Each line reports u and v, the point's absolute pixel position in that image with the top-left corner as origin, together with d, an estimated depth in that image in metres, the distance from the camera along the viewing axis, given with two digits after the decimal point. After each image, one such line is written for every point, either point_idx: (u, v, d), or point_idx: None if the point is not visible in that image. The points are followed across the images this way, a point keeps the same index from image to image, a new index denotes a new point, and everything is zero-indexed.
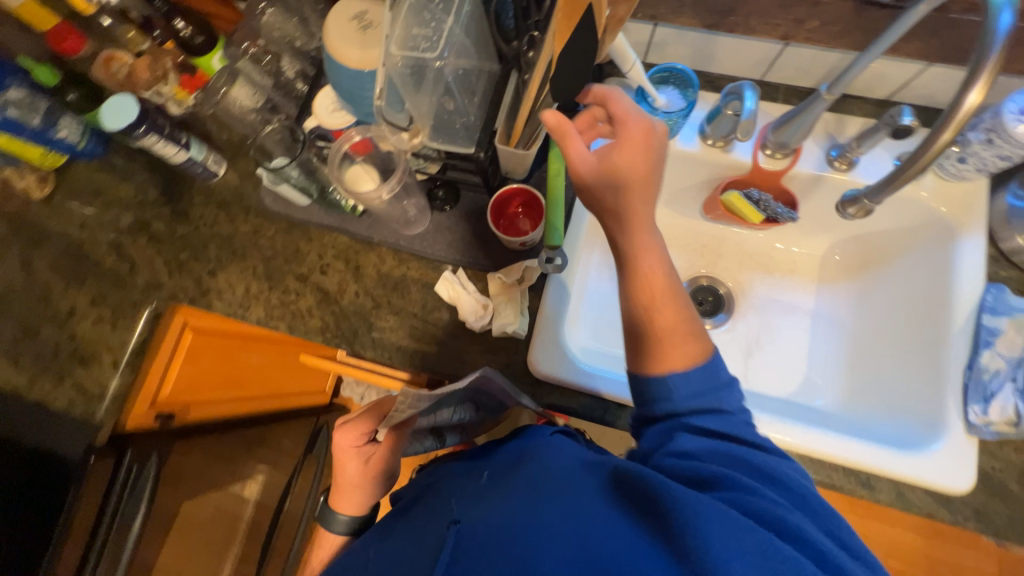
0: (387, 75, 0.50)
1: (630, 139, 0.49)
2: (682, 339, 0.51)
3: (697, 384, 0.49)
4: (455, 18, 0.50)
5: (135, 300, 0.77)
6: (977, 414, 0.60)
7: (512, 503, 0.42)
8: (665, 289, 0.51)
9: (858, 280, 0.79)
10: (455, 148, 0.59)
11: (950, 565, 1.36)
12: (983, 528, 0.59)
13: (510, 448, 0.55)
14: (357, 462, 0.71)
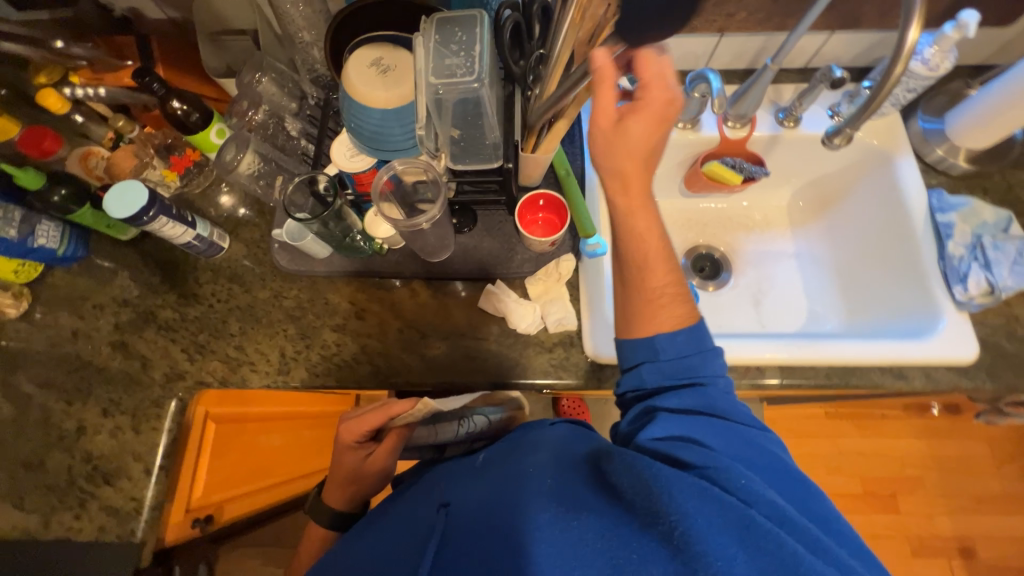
0: (425, 101, 0.57)
1: (653, 105, 0.52)
2: (670, 305, 0.56)
3: (686, 345, 0.54)
4: (482, 44, 0.56)
5: (156, 396, 0.71)
6: (961, 293, 0.71)
7: (490, 482, 0.52)
8: (659, 252, 0.56)
9: (823, 217, 0.92)
10: (482, 163, 0.65)
11: (955, 457, 1.51)
12: (998, 384, 0.69)
13: (506, 438, 0.63)
14: (352, 457, 0.71)
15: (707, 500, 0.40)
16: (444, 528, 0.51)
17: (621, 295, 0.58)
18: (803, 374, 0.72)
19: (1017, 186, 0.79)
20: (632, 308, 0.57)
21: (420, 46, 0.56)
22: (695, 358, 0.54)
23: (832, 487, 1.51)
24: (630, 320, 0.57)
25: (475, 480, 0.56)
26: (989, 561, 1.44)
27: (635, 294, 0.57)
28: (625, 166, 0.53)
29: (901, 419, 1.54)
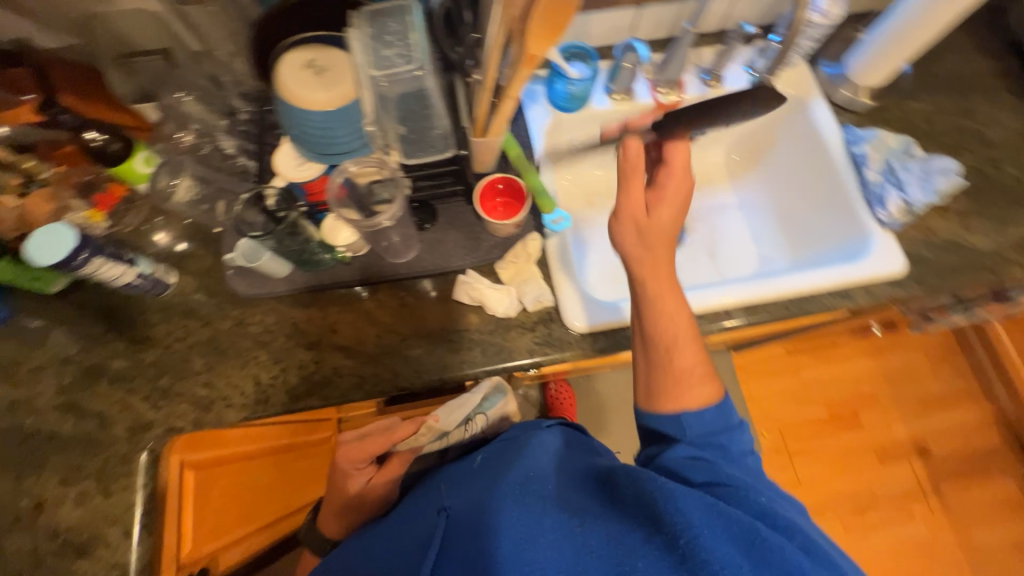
0: (371, 95, 0.58)
1: (673, 197, 0.61)
2: (700, 383, 0.58)
3: (716, 422, 0.56)
4: (418, 33, 0.58)
5: (122, 452, 0.66)
6: (883, 214, 0.79)
7: (491, 483, 0.56)
8: (689, 335, 0.58)
9: (756, 167, 0.99)
10: (433, 155, 0.65)
11: (899, 369, 1.68)
12: (927, 288, 0.77)
13: (502, 440, 0.68)
14: (351, 484, 0.66)
15: (713, 516, 0.44)
16: (446, 536, 0.53)
17: (646, 375, 0.59)
18: (765, 309, 0.77)
19: (912, 114, 0.88)
20: (658, 386, 0.58)
21: (358, 43, 0.56)
22: (724, 436, 0.57)
23: (802, 417, 1.63)
24: (661, 393, 0.58)
25: (474, 483, 0.59)
26: (943, 457, 1.60)
27: (664, 370, 0.58)
28: (655, 246, 0.59)
29: (849, 344, 1.69)
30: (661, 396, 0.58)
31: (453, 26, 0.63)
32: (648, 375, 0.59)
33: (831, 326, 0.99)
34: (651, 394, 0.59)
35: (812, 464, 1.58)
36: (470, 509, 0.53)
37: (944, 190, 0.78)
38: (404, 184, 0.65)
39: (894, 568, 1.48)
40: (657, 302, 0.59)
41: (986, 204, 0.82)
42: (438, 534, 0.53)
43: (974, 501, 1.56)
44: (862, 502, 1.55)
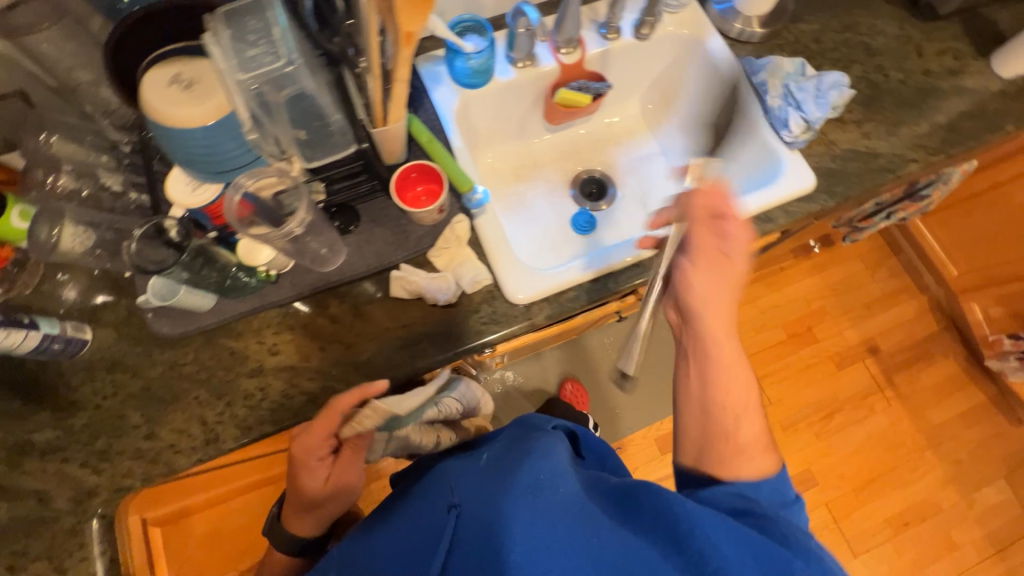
0: (246, 103, 0.54)
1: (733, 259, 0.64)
2: (759, 454, 0.61)
3: (773, 494, 0.59)
4: (280, 26, 0.54)
5: (71, 525, 0.62)
6: (788, 135, 0.82)
7: (503, 482, 0.57)
8: (743, 405, 0.63)
9: (671, 113, 1.02)
10: None
11: (842, 280, 1.80)
12: (837, 197, 0.81)
13: (507, 440, 0.70)
14: (310, 476, 0.65)
15: (741, 544, 0.48)
16: (459, 533, 0.54)
17: (705, 437, 0.63)
18: None
19: (801, 36, 0.92)
20: (720, 451, 0.61)
21: (217, 47, 0.52)
22: (773, 496, 0.59)
23: (763, 342, 1.72)
24: (722, 459, 0.61)
25: (485, 479, 0.60)
26: (891, 351, 1.73)
27: (728, 440, 0.61)
28: (718, 305, 0.63)
29: (795, 266, 1.79)
30: (721, 460, 0.61)
31: (326, 18, 0.61)
32: (707, 437, 0.63)
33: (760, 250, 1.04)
34: (713, 457, 0.62)
35: (779, 383, 1.68)
36: (481, 512, 0.54)
37: (839, 103, 0.81)
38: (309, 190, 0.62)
39: (865, 461, 1.61)
40: (717, 368, 0.63)
41: (878, 110, 0.87)
42: (450, 531, 0.55)
43: (923, 384, 1.70)
44: (828, 408, 1.66)
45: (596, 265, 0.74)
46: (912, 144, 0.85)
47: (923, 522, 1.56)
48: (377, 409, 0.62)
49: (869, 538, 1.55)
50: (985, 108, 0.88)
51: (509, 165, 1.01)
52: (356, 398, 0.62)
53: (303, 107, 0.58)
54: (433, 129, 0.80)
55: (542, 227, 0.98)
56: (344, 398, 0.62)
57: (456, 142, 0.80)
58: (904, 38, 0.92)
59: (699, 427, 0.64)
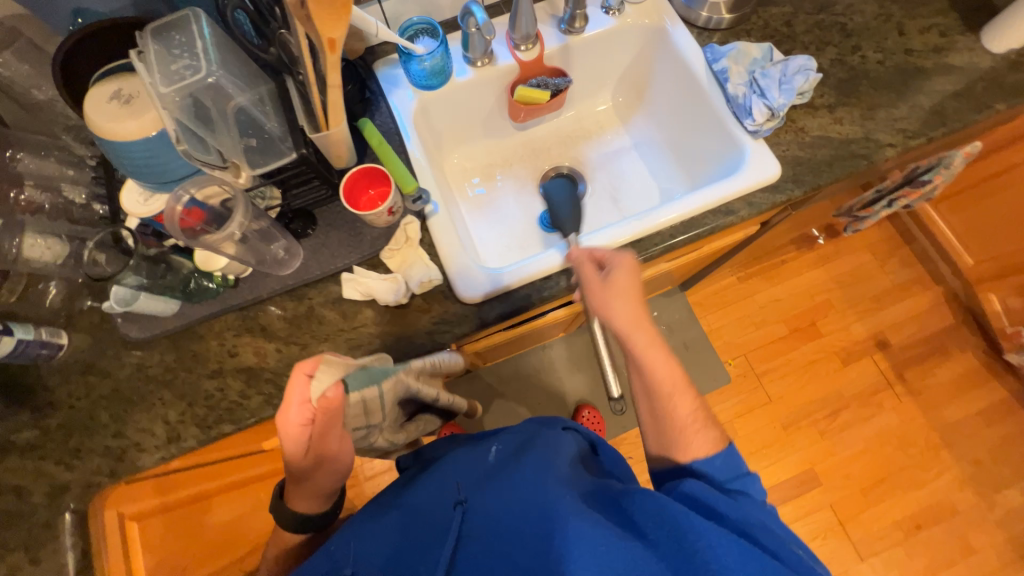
0: (174, 116, 0.56)
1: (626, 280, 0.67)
2: (704, 430, 0.68)
3: (726, 470, 0.66)
4: (204, 40, 0.57)
5: (44, 519, 0.66)
6: (751, 124, 0.79)
7: (518, 490, 0.61)
8: (681, 391, 0.68)
9: (639, 106, 1.01)
10: (278, 160, 0.64)
11: (849, 270, 1.73)
12: (803, 187, 0.78)
13: (514, 435, 0.73)
14: (298, 455, 0.62)
15: (746, 557, 0.51)
16: (466, 528, 0.60)
17: (655, 427, 0.71)
18: (652, 244, 0.77)
19: (771, 20, 0.88)
20: (667, 435, 0.69)
21: (143, 68, 0.55)
22: (733, 483, 0.65)
23: (762, 337, 1.66)
24: (671, 447, 0.69)
25: (496, 483, 0.64)
26: (901, 345, 1.65)
27: (671, 424, 0.68)
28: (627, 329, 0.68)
29: (797, 258, 1.73)
30: (669, 449, 0.69)
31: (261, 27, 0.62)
32: (657, 428, 0.70)
33: (731, 241, 1.02)
34: (664, 441, 0.70)
35: (780, 380, 1.62)
36: (494, 517, 0.60)
37: (803, 89, 0.78)
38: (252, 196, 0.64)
39: (872, 460, 1.54)
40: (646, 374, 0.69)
41: (853, 93, 0.82)
42: (456, 526, 0.60)
43: (936, 380, 1.61)
44: (833, 405, 1.59)
45: (544, 265, 0.75)
46: (888, 127, 0.80)
47: (936, 525, 1.48)
48: (330, 367, 0.60)
49: (876, 541, 1.47)
50: (973, 86, 0.83)
51: (477, 164, 1.01)
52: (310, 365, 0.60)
53: (235, 117, 0.60)
54: (387, 132, 0.81)
55: (507, 224, 0.97)
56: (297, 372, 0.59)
57: (411, 143, 0.81)
58: (883, 16, 0.88)
59: (649, 421, 0.72)
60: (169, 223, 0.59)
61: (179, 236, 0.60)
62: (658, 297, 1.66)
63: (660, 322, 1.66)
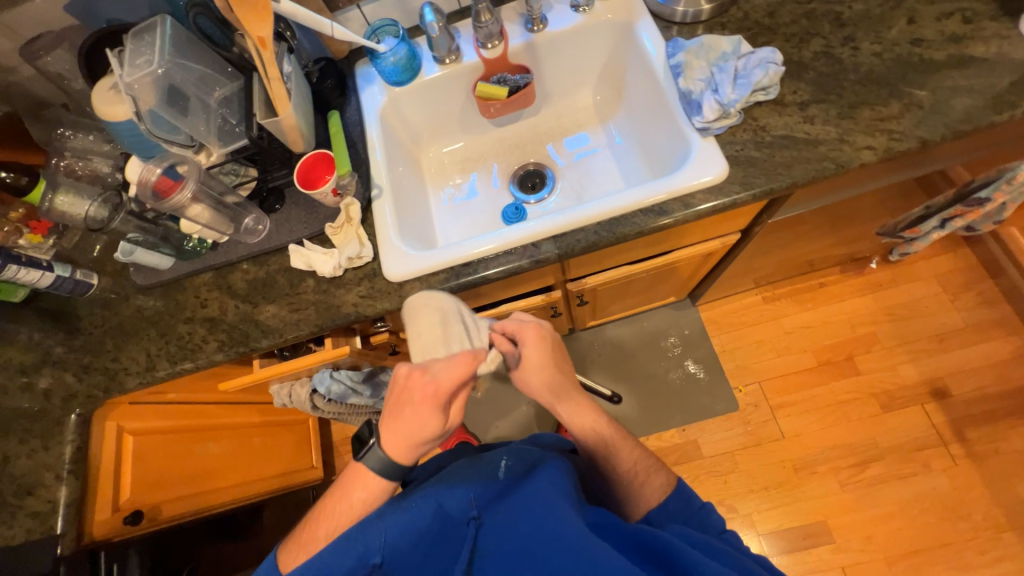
0: (142, 106, 0.72)
1: (537, 342, 0.67)
2: (648, 476, 0.69)
3: (676, 509, 0.67)
4: (165, 44, 0.72)
5: (57, 416, 0.83)
6: (700, 121, 0.74)
7: (532, 518, 0.53)
8: (621, 436, 0.71)
9: (618, 104, 0.99)
10: (235, 146, 0.81)
11: (906, 302, 1.49)
12: (751, 189, 0.72)
13: (527, 454, 0.64)
14: (425, 427, 0.54)
15: None
16: (478, 545, 0.55)
17: (601, 483, 0.71)
18: (576, 240, 0.76)
19: (752, 12, 0.82)
20: (613, 490, 0.70)
21: (115, 60, 0.70)
22: (691, 520, 0.66)
23: (785, 365, 1.48)
24: (620, 499, 0.69)
25: (514, 501, 0.57)
26: (966, 397, 1.38)
27: (619, 477, 0.69)
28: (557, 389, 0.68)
29: (841, 282, 1.54)
30: (622, 501, 0.69)
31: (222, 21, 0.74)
32: (602, 479, 0.71)
33: (702, 250, 0.96)
34: (618, 500, 0.69)
35: (799, 415, 1.43)
36: (506, 540, 0.53)
37: (764, 83, 0.73)
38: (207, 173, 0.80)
39: (905, 525, 1.30)
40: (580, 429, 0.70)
41: (832, 91, 0.74)
42: (468, 548, 0.54)
43: (1009, 447, 1.32)
44: (862, 454, 1.37)
45: (463, 252, 0.78)
46: (870, 128, 0.71)
47: None
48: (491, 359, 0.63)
49: None
50: (1000, 81, 0.69)
51: (454, 157, 1.06)
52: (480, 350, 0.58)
53: (194, 106, 0.77)
54: (352, 124, 0.90)
55: (471, 215, 1.00)
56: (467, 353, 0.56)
57: (373, 134, 0.90)
58: (891, 4, 0.78)
59: (592, 475, 0.72)
60: (139, 186, 0.74)
61: (148, 197, 0.75)
62: (667, 308, 1.58)
63: (669, 335, 1.55)
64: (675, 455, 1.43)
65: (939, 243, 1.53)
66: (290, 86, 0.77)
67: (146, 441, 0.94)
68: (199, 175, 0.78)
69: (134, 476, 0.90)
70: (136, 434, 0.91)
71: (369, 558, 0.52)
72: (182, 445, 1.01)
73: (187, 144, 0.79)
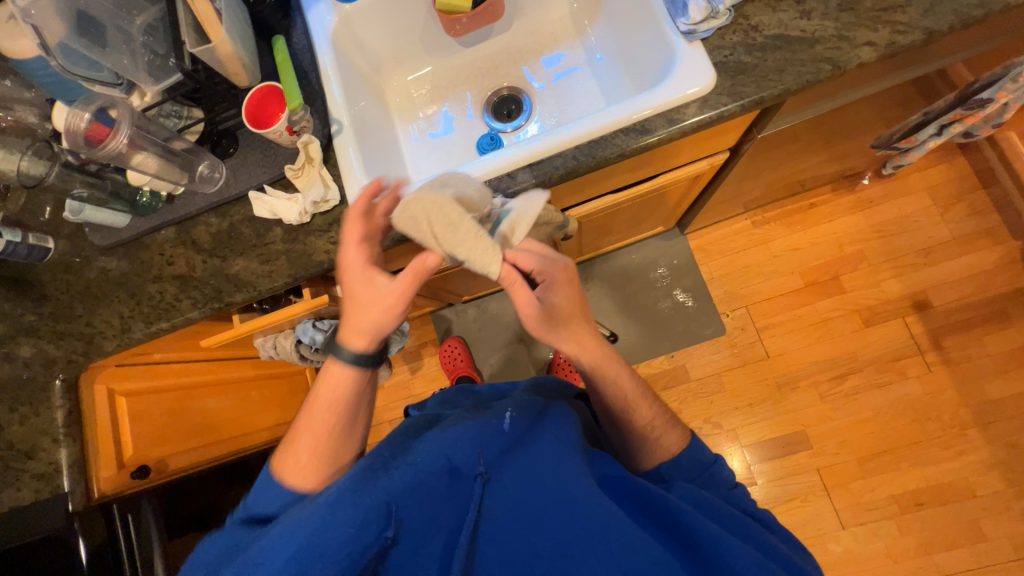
0: (47, 34, 0.64)
1: (558, 278, 0.64)
2: (663, 433, 0.70)
3: (687, 465, 0.67)
4: None
5: (40, 382, 0.82)
6: (686, 23, 0.68)
7: (542, 478, 0.55)
8: (636, 389, 0.70)
9: (597, 14, 0.90)
10: (170, 81, 0.74)
11: (896, 217, 1.47)
12: (740, 98, 0.66)
13: (531, 406, 0.67)
14: (366, 293, 0.62)
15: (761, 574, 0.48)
16: (486, 502, 0.55)
17: (616, 435, 0.73)
18: (553, 167, 0.71)
19: None
20: (627, 443, 0.71)
21: None
22: (702, 476, 0.66)
23: (772, 289, 1.49)
24: (635, 450, 0.70)
25: (521, 461, 0.58)
26: (946, 308, 1.41)
27: (633, 430, 0.70)
28: (578, 335, 0.67)
29: (831, 201, 1.51)
30: (633, 452, 0.70)
31: None
32: (614, 425, 0.72)
33: (690, 172, 0.91)
34: (632, 455, 0.71)
35: (784, 335, 1.47)
36: (516, 503, 0.54)
37: None
38: (141, 117, 0.73)
39: (879, 429, 1.38)
40: (598, 375, 0.69)
41: None
42: (476, 500, 0.54)
43: (982, 352, 1.38)
44: (843, 367, 1.43)
45: None
46: (871, 21, 0.65)
47: (942, 505, 1.32)
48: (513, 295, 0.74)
49: (864, 512, 1.34)
50: None
51: (420, 86, 0.97)
52: (434, 257, 0.59)
53: (110, 33, 0.69)
54: (301, 51, 0.82)
55: (441, 151, 0.93)
56: (429, 253, 0.59)
57: (325, 62, 0.81)
58: None
59: (611, 426, 0.74)
60: (67, 135, 0.67)
61: (79, 146, 0.68)
62: (655, 239, 1.55)
63: (658, 267, 1.54)
64: (663, 380, 1.49)
65: (932, 155, 1.49)
66: (217, 6, 0.68)
67: (140, 401, 0.94)
68: (132, 119, 0.72)
69: (135, 435, 0.91)
70: (129, 395, 0.91)
71: (381, 532, 0.49)
72: (177, 406, 1.02)
73: (112, 81, 0.74)
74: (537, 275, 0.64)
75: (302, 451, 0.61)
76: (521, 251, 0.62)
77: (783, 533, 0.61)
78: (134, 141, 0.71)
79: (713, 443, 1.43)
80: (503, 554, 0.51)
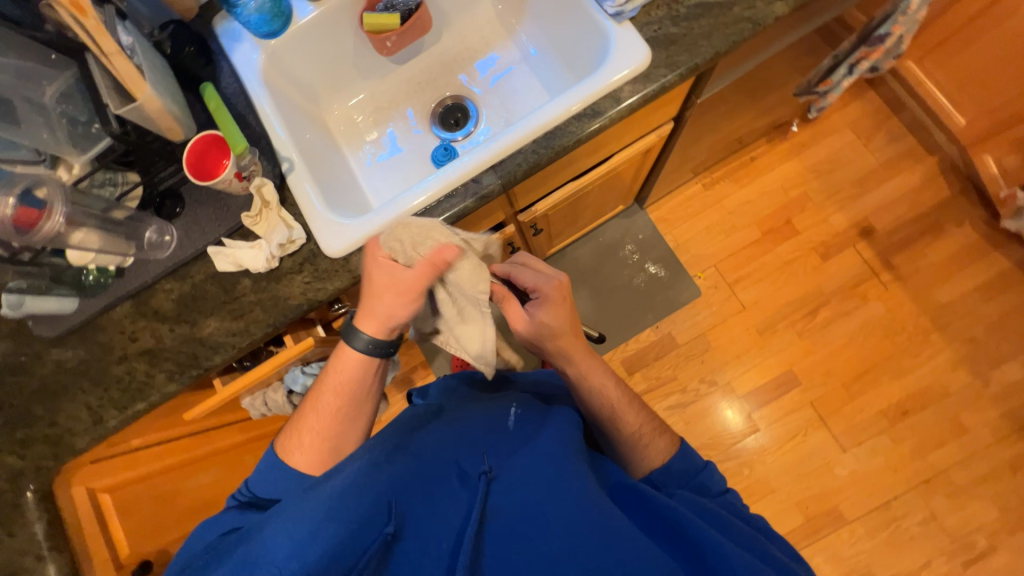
0: None
1: (552, 296, 0.68)
2: (652, 440, 0.71)
3: (679, 471, 0.68)
4: None
5: (7, 501, 0.72)
6: (612, 6, 0.70)
7: (548, 480, 0.56)
8: (620, 396, 0.72)
9: (522, 12, 0.91)
10: (96, 149, 0.70)
11: (828, 156, 1.58)
12: (677, 68, 0.69)
13: (536, 406, 0.69)
14: (380, 279, 0.60)
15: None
16: (489, 501, 0.54)
17: (608, 443, 0.74)
18: (515, 164, 0.72)
19: None
20: (619, 449, 0.72)
21: None
22: (693, 483, 0.68)
23: (735, 243, 1.57)
24: (625, 458, 0.72)
25: (526, 457, 0.59)
26: (889, 229, 1.53)
27: (618, 434, 0.71)
28: (562, 343, 0.69)
29: (769, 151, 1.60)
30: (625, 458, 0.72)
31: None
32: (603, 428, 0.73)
33: (641, 148, 0.95)
34: (622, 457, 0.72)
35: (754, 285, 1.54)
36: (520, 508, 0.54)
37: None
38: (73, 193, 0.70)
39: (856, 352, 1.47)
40: (584, 380, 0.71)
41: None
42: (480, 499, 0.53)
43: (927, 263, 1.50)
44: (813, 302, 1.51)
45: (402, 207, 0.72)
46: None
47: (924, 409, 1.42)
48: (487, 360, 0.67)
49: (860, 431, 1.43)
50: None
51: (363, 110, 0.96)
52: (451, 249, 0.58)
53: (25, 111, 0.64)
54: (233, 95, 0.79)
55: (395, 172, 0.92)
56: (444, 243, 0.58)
57: (261, 102, 0.79)
58: None
59: (599, 434, 0.75)
60: None
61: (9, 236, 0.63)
62: (617, 219, 1.59)
63: (626, 244, 1.58)
64: (653, 352, 1.53)
65: (847, 93, 1.61)
66: (136, 62, 0.65)
67: (127, 491, 0.86)
68: (64, 196, 0.68)
69: (128, 530, 0.84)
70: (114, 490, 0.83)
71: (381, 529, 0.49)
72: (167, 489, 0.94)
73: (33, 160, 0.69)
74: (533, 291, 0.70)
75: (311, 439, 0.63)
76: (517, 270, 0.70)
77: (773, 534, 0.63)
78: (71, 219, 0.68)
79: (712, 401, 1.48)
80: (506, 555, 0.51)
